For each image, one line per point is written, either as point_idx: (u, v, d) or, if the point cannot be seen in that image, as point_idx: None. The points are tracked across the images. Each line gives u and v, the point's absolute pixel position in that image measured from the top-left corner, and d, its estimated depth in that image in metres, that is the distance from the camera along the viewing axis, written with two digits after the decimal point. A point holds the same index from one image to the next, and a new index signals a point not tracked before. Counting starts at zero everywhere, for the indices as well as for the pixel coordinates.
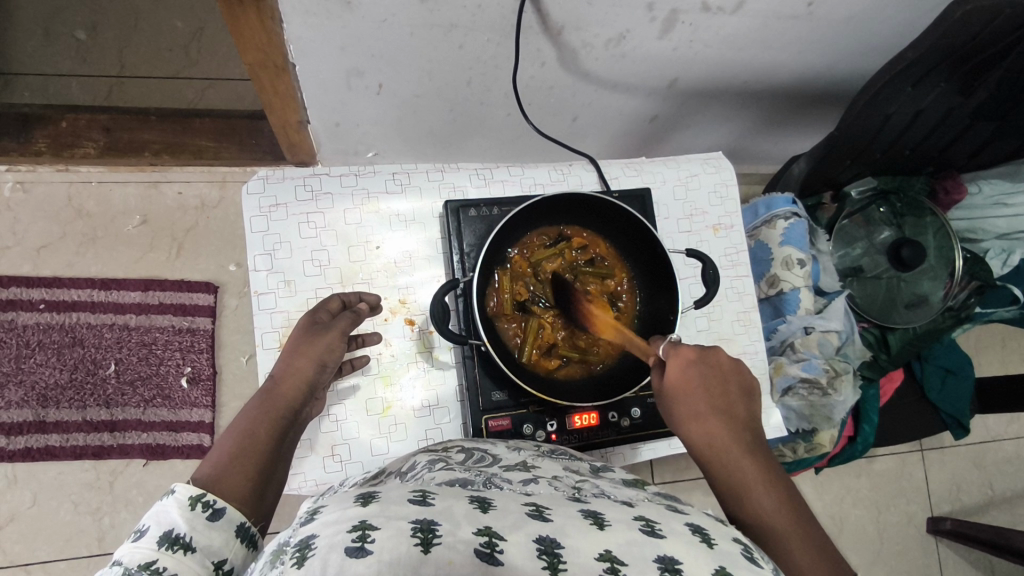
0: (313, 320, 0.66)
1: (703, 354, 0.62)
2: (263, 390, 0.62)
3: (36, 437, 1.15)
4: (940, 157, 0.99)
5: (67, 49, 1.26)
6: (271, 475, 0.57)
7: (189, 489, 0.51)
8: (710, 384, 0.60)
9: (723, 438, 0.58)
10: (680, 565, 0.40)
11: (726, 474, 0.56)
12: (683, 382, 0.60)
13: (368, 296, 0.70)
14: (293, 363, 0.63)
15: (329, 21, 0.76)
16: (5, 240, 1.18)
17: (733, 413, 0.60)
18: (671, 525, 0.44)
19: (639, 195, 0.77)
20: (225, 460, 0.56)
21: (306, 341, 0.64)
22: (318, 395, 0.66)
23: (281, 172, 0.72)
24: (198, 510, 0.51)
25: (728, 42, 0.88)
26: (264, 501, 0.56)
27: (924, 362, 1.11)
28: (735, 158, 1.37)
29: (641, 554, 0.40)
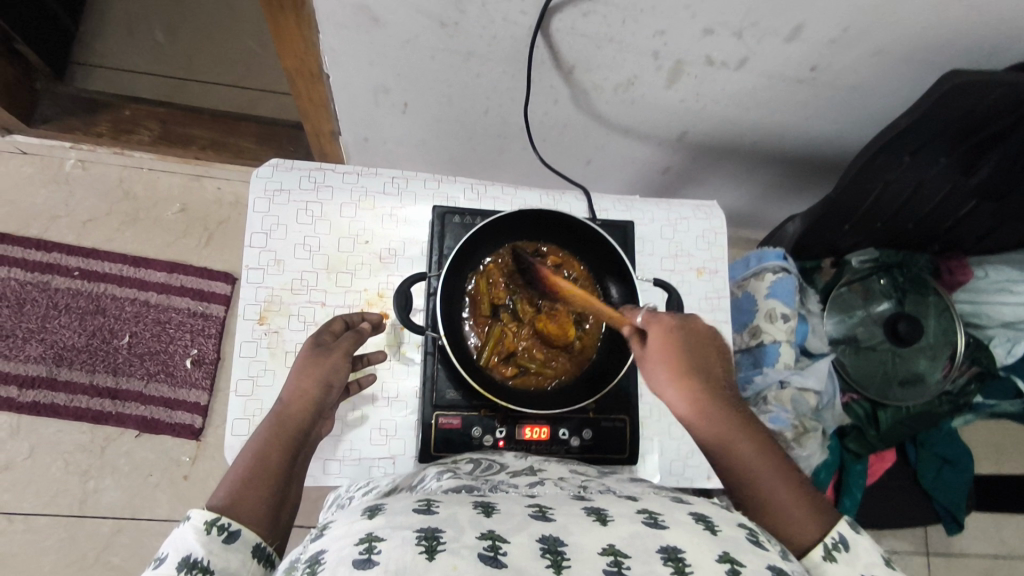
0: (317, 343, 0.68)
1: (683, 322, 0.65)
2: (271, 413, 0.64)
3: (45, 394, 1.22)
4: (945, 234, 0.98)
5: (145, 50, 1.40)
6: (285, 493, 0.60)
7: (206, 515, 0.54)
8: (691, 346, 0.63)
9: (709, 401, 0.61)
10: (682, 554, 0.41)
11: (714, 436, 0.60)
12: (665, 350, 0.63)
13: (370, 315, 0.72)
14: (299, 384, 0.65)
15: (358, 36, 0.83)
16: (57, 210, 1.29)
17: (711, 372, 0.63)
18: (674, 516, 0.46)
19: (621, 226, 0.81)
20: (238, 484, 0.58)
21: (311, 363, 0.66)
22: (325, 413, 0.68)
23: (290, 162, 0.78)
24: (214, 533, 0.54)
25: (733, 99, 0.91)
26: (279, 521, 0.59)
27: (920, 447, 1.07)
28: (750, 222, 1.38)
29: (644, 545, 0.42)
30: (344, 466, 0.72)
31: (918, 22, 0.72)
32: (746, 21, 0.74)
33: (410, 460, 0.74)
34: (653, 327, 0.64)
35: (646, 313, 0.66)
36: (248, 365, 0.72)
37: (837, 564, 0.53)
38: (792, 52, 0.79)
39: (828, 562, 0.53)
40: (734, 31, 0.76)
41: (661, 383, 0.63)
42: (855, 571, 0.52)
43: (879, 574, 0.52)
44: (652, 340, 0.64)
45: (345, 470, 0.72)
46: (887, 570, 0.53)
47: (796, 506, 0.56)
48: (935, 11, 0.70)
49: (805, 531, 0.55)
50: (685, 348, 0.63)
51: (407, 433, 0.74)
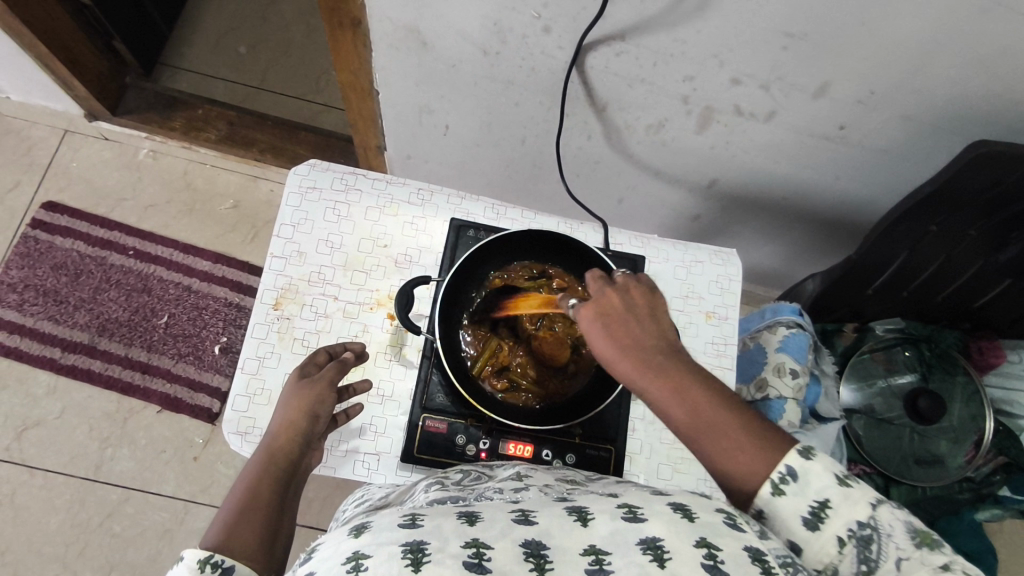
0: (302, 374, 0.69)
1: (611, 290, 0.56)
2: (260, 448, 0.64)
3: (83, 359, 1.30)
4: (976, 313, 0.95)
5: (227, 59, 1.52)
6: (278, 528, 0.58)
7: (199, 553, 0.51)
8: (626, 313, 0.54)
9: (652, 357, 0.52)
10: (661, 542, 0.41)
11: (664, 394, 0.50)
12: (603, 313, 0.55)
13: (354, 345, 0.73)
14: (288, 414, 0.65)
15: (407, 57, 0.89)
16: (125, 193, 1.40)
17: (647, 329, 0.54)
18: (652, 507, 0.45)
19: (633, 260, 0.85)
20: (230, 520, 0.56)
21: (300, 392, 0.67)
22: (315, 445, 0.68)
23: (327, 164, 0.84)
24: (207, 572, 0.50)
25: (763, 151, 0.92)
26: (273, 555, 0.57)
27: (936, 534, 1.00)
28: (781, 282, 1.36)
29: (623, 539, 0.42)
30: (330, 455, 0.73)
31: (943, 89, 0.73)
32: (773, 73, 0.76)
33: (395, 460, 0.74)
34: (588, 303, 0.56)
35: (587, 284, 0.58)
36: (257, 346, 0.76)
37: (787, 498, 0.48)
38: (821, 109, 0.80)
39: (778, 498, 0.48)
40: (762, 83, 0.78)
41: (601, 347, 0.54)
42: (804, 501, 0.48)
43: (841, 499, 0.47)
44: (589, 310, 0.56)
45: (330, 459, 0.73)
46: (840, 490, 0.48)
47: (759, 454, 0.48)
48: (960, 80, 0.71)
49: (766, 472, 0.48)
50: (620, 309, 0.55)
51: (395, 432, 0.75)
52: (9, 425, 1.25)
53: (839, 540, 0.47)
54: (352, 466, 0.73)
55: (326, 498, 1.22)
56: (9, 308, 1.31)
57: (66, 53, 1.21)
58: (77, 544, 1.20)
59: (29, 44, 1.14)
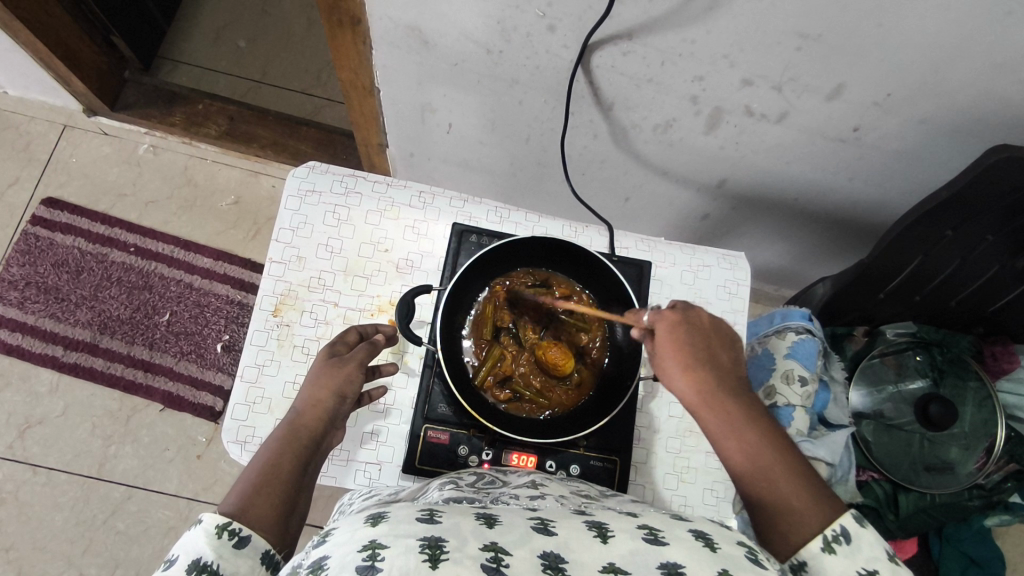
0: (331, 353, 0.68)
1: (688, 316, 0.63)
2: (285, 421, 0.63)
3: (86, 357, 1.29)
4: (991, 317, 0.93)
5: (227, 52, 1.49)
6: (295, 503, 0.59)
7: (218, 518, 0.54)
8: (697, 343, 0.61)
9: (717, 391, 0.59)
10: (682, 569, 0.40)
11: (722, 427, 0.58)
12: (673, 344, 0.61)
13: (385, 328, 0.73)
14: (315, 393, 0.64)
15: (408, 56, 0.87)
16: (125, 189, 1.39)
17: (719, 365, 0.61)
18: (674, 532, 0.45)
19: (639, 265, 0.82)
20: (249, 490, 0.57)
21: (327, 372, 0.65)
22: (338, 425, 0.67)
23: (326, 166, 0.82)
24: (225, 537, 0.53)
25: (774, 152, 0.90)
26: (288, 529, 0.57)
27: (944, 543, 1.01)
28: (790, 281, 1.34)
29: (643, 561, 0.41)
30: (332, 464, 0.72)
31: (961, 91, 0.71)
32: (785, 75, 0.73)
33: (396, 469, 0.73)
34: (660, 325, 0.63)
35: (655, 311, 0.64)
36: (257, 353, 0.75)
37: (836, 557, 0.52)
38: (834, 111, 0.78)
39: (826, 554, 0.52)
40: (774, 84, 0.75)
41: (671, 375, 0.61)
42: (853, 565, 0.51)
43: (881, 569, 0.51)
44: (661, 335, 0.62)
45: (331, 468, 0.72)
46: (888, 567, 0.51)
47: (798, 498, 0.54)
48: (979, 81, 0.69)
49: (804, 515, 0.53)
50: (691, 341, 0.61)
51: (397, 441, 0.74)
52: (12, 424, 1.24)
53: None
54: (354, 475, 0.72)
55: (329, 496, 1.22)
56: (11, 305, 1.30)
57: (63, 48, 1.19)
58: (81, 542, 1.20)
59: (25, 41, 1.13)
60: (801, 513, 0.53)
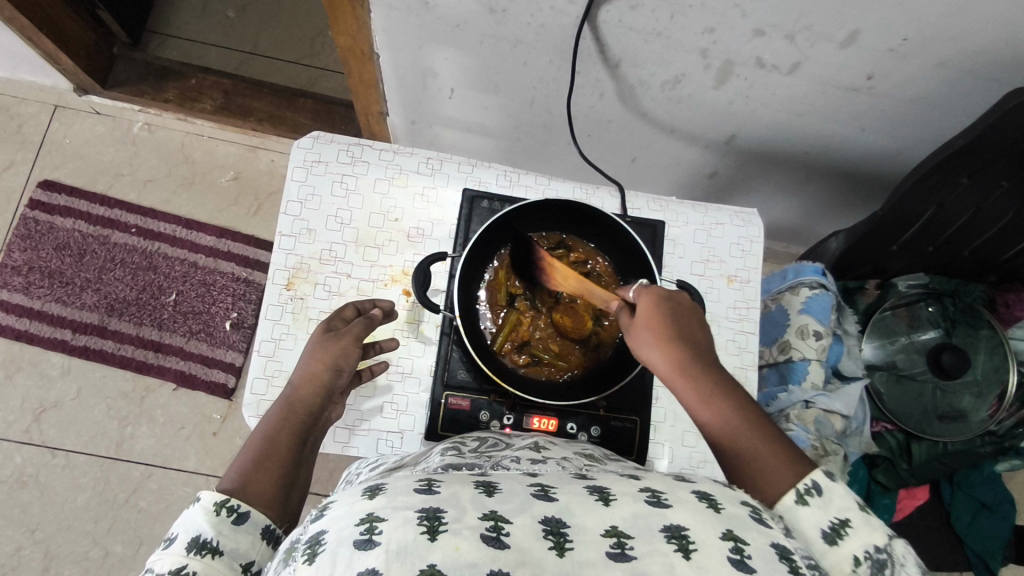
0: (328, 328, 0.68)
1: (671, 294, 0.60)
2: (282, 400, 0.63)
3: (96, 340, 1.29)
4: (1004, 266, 0.92)
5: (217, 24, 1.45)
6: (295, 478, 0.59)
7: (216, 496, 0.53)
8: (673, 312, 0.58)
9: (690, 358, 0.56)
10: (686, 532, 0.40)
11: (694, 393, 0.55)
12: (649, 312, 0.58)
13: (381, 302, 0.72)
14: (310, 367, 0.65)
15: (408, 18, 0.84)
16: (122, 168, 1.37)
17: (694, 339, 0.57)
18: (677, 494, 0.44)
19: (652, 226, 0.81)
20: (248, 467, 0.57)
21: (321, 348, 0.66)
22: (336, 399, 0.68)
23: (331, 136, 0.80)
24: (223, 514, 0.53)
25: (784, 105, 0.88)
26: (289, 503, 0.58)
27: (956, 488, 1.01)
28: (798, 237, 1.33)
29: (646, 525, 0.41)
30: (354, 435, 0.73)
31: (979, 33, 0.69)
32: (798, 23, 0.72)
33: (418, 437, 0.74)
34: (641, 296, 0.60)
35: (638, 286, 0.62)
36: (272, 328, 0.75)
37: (809, 509, 0.48)
38: (848, 59, 0.76)
39: (801, 508, 0.48)
40: (787, 34, 0.74)
41: (642, 343, 0.57)
42: (826, 515, 0.48)
43: (854, 518, 0.48)
44: (640, 310, 0.58)
45: (353, 439, 0.72)
46: (861, 515, 0.48)
47: (773, 458, 0.51)
48: (998, 21, 0.67)
49: (779, 482, 0.50)
50: (667, 311, 0.58)
51: (417, 410, 0.74)
52: (27, 407, 1.25)
53: (855, 560, 0.46)
54: (374, 444, 0.73)
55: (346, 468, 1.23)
56: (16, 291, 1.30)
57: (49, 25, 1.16)
58: (105, 520, 1.22)
59: (10, 18, 1.09)
60: (776, 473, 0.50)
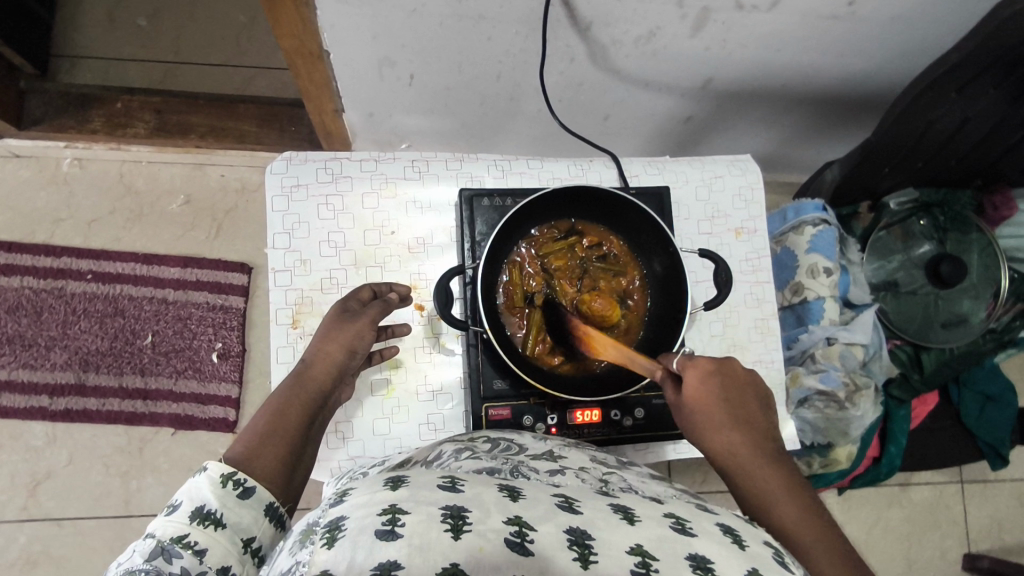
0: (344, 309, 0.67)
1: (722, 365, 0.62)
2: (293, 373, 0.64)
3: (76, 400, 1.21)
4: (987, 169, 0.94)
5: (129, 36, 1.32)
6: (301, 459, 0.61)
7: (222, 468, 0.55)
8: (728, 394, 0.61)
9: (744, 446, 0.59)
10: (712, 564, 0.39)
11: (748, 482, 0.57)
12: (701, 395, 0.60)
13: (399, 286, 0.71)
14: (324, 348, 0.64)
15: (360, 10, 0.77)
16: (60, 213, 1.26)
17: (753, 422, 0.61)
18: (702, 523, 0.43)
19: (658, 194, 0.77)
20: (256, 440, 0.59)
21: (336, 328, 0.65)
22: (347, 378, 0.67)
23: (304, 154, 0.74)
24: (230, 487, 0.54)
25: (762, 42, 0.85)
26: (293, 482, 0.59)
27: (963, 389, 1.05)
28: (773, 165, 1.33)
29: (673, 550, 0.39)
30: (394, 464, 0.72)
31: None
32: None
33: None
34: (687, 370, 0.61)
35: (682, 357, 0.62)
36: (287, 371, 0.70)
37: None
38: None
39: None
40: None
41: (699, 428, 0.61)
42: None
43: None
44: (687, 383, 0.61)
45: None
46: None
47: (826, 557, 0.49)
48: None
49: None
50: (722, 395, 0.61)
51: (455, 425, 0.73)
52: (20, 483, 1.18)
53: None
54: None
55: None
56: None
57: None
58: None
59: None
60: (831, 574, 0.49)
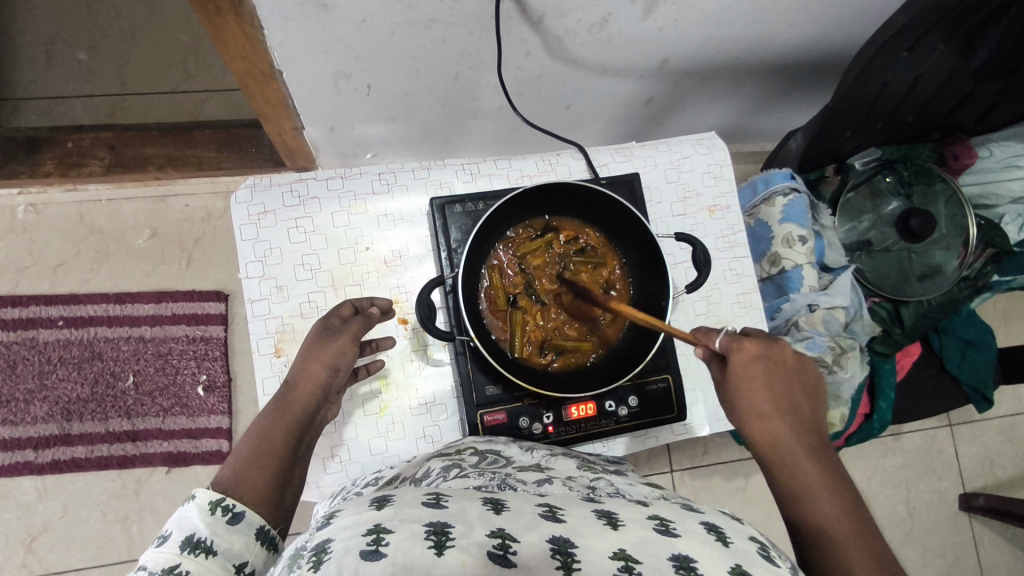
0: (325, 327, 0.66)
1: (772, 349, 0.61)
2: (277, 395, 0.64)
3: (63, 450, 1.19)
4: (946, 121, 0.95)
5: (71, 71, 1.28)
6: (289, 477, 0.60)
7: (210, 495, 0.54)
8: (773, 380, 0.61)
9: (787, 439, 0.59)
10: (695, 563, 0.39)
11: (785, 472, 0.58)
12: (749, 380, 0.61)
13: (380, 300, 0.70)
14: (306, 368, 0.63)
15: (308, 26, 0.75)
16: (22, 261, 1.22)
17: (800, 412, 0.61)
18: (686, 524, 0.44)
19: (627, 180, 0.76)
20: (243, 464, 0.58)
21: (318, 346, 0.64)
22: (331, 398, 0.67)
23: (268, 179, 0.73)
24: (219, 514, 0.53)
25: (714, 18, 0.85)
26: (283, 505, 0.59)
27: (942, 335, 1.09)
28: (738, 137, 1.34)
29: (655, 552, 0.40)
30: None
31: None
32: None
33: None
34: (738, 351, 0.61)
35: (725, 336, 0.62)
36: None
37: None
38: None
39: None
40: None
41: (743, 409, 0.61)
42: None
43: None
44: (736, 366, 0.61)
45: None
46: None
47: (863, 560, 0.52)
48: None
49: None
50: (769, 382, 0.60)
51: (453, 435, 0.73)
52: (16, 541, 1.16)
53: None
54: None
55: None
56: None
57: None
58: None
59: None
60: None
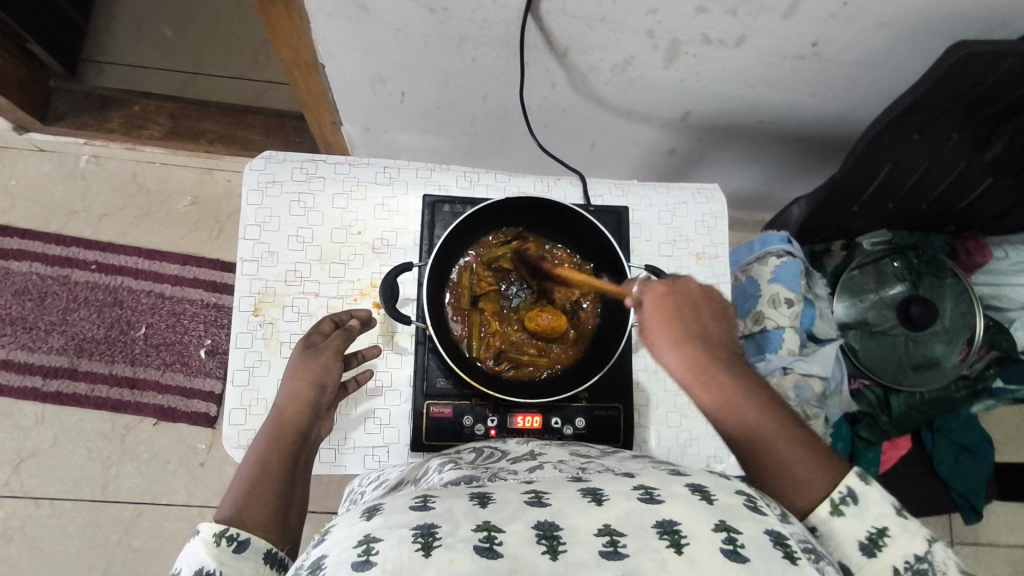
0: (307, 344, 0.69)
1: (674, 286, 0.63)
2: (271, 417, 0.66)
3: (67, 384, 1.26)
4: (961, 212, 0.94)
5: (156, 46, 1.41)
6: (290, 498, 0.63)
7: (214, 527, 0.56)
8: (684, 313, 0.62)
9: (709, 366, 0.58)
10: (678, 526, 0.38)
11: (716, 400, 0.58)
12: (661, 318, 0.61)
13: (358, 312, 0.73)
14: (293, 387, 0.66)
15: (349, 25, 0.82)
16: (74, 205, 1.33)
17: (710, 337, 0.61)
18: (670, 488, 0.41)
19: (616, 212, 0.81)
20: (242, 494, 0.60)
21: (302, 364, 0.67)
22: (324, 414, 0.69)
23: (283, 154, 0.79)
24: (224, 544, 0.55)
25: (734, 77, 0.88)
26: (287, 525, 0.61)
27: (936, 434, 1.04)
28: (763, 204, 1.35)
29: (639, 521, 0.38)
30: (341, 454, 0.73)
31: None
32: None
33: (404, 448, 0.74)
34: (648, 295, 0.63)
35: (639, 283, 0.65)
36: (245, 356, 0.74)
37: (847, 519, 0.53)
38: (792, 27, 0.76)
39: (837, 518, 0.53)
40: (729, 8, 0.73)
41: (660, 348, 0.61)
42: (863, 525, 0.53)
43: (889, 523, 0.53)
44: (650, 310, 0.62)
45: (342, 458, 0.73)
46: (897, 521, 0.53)
47: (803, 466, 0.55)
48: None
49: (812, 491, 0.54)
50: (678, 315, 0.61)
51: (401, 421, 0.75)
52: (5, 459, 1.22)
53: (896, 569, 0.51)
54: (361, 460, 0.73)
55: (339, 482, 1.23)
56: None
57: None
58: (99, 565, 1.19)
59: None
60: (807, 477, 0.54)
